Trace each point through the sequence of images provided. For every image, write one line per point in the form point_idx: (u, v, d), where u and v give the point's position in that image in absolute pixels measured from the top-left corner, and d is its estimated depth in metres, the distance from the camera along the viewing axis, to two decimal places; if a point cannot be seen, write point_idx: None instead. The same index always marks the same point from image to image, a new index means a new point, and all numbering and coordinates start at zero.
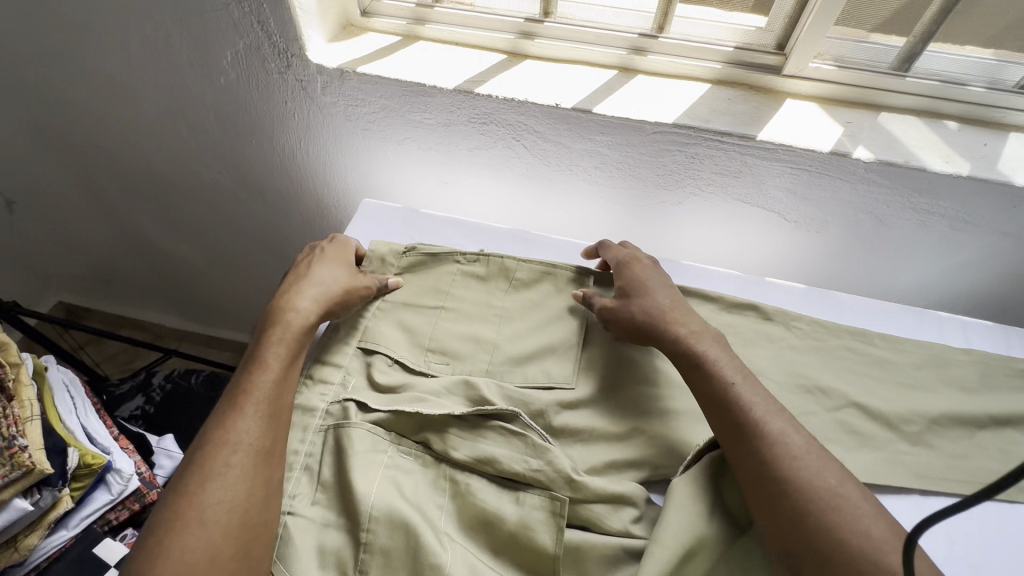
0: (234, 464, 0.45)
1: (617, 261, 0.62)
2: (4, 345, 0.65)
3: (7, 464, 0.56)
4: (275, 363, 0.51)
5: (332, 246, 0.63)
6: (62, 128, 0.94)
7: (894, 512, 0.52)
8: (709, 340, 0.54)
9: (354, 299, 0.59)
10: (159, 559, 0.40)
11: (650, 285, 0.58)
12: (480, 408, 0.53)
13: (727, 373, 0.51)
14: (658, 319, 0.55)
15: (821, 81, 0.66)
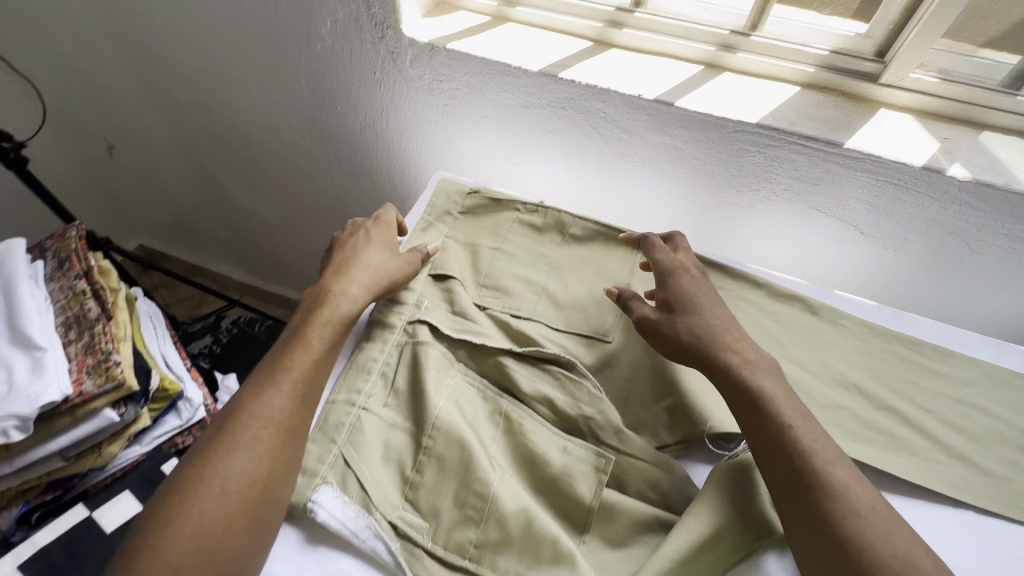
0: (262, 439, 0.45)
1: (666, 273, 0.57)
2: (106, 271, 0.72)
3: (102, 376, 0.61)
4: (318, 344, 0.51)
5: (378, 228, 0.62)
6: (165, 82, 1.01)
7: (948, 532, 0.50)
8: (764, 369, 0.49)
9: (400, 282, 0.59)
10: (178, 517, 0.41)
11: (697, 302, 0.54)
12: (540, 349, 0.56)
13: (785, 412, 0.46)
14: (706, 337, 0.51)
15: (921, 93, 0.64)
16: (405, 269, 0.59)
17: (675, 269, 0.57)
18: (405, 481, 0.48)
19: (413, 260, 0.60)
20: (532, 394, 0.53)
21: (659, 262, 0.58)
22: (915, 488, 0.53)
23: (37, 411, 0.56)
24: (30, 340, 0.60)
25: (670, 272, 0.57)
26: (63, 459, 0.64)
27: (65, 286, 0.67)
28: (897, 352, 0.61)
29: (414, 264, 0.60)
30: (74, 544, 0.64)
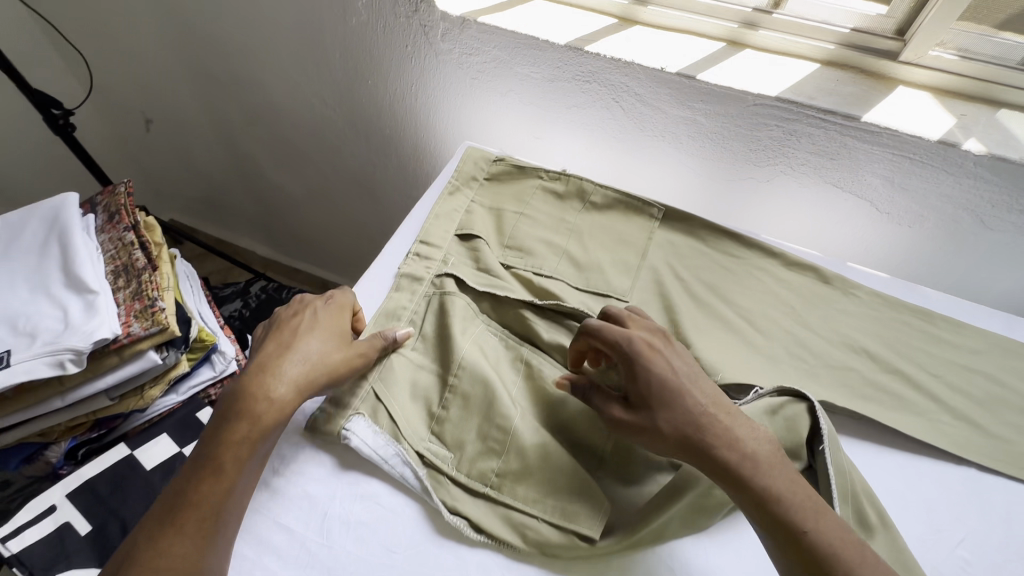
0: None
1: (629, 351, 0.46)
2: (151, 226, 0.76)
3: (148, 320, 0.65)
4: (231, 469, 0.42)
5: (326, 310, 0.54)
6: (203, 57, 1.05)
7: (949, 484, 0.52)
8: (769, 463, 0.41)
9: (345, 378, 0.50)
10: None
11: (673, 386, 0.44)
12: (559, 304, 0.59)
13: (802, 515, 0.39)
14: (697, 437, 0.42)
15: (940, 71, 0.65)
16: (354, 361, 0.51)
17: (637, 348, 0.46)
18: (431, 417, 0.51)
19: (365, 348, 0.52)
20: (551, 344, 0.57)
21: (616, 343, 0.47)
22: (918, 446, 0.54)
23: (91, 345, 0.60)
24: (83, 284, 0.64)
25: (632, 353, 0.46)
26: (109, 398, 0.68)
27: (115, 237, 0.72)
28: (907, 319, 0.62)
29: (367, 352, 0.52)
30: (117, 477, 0.69)
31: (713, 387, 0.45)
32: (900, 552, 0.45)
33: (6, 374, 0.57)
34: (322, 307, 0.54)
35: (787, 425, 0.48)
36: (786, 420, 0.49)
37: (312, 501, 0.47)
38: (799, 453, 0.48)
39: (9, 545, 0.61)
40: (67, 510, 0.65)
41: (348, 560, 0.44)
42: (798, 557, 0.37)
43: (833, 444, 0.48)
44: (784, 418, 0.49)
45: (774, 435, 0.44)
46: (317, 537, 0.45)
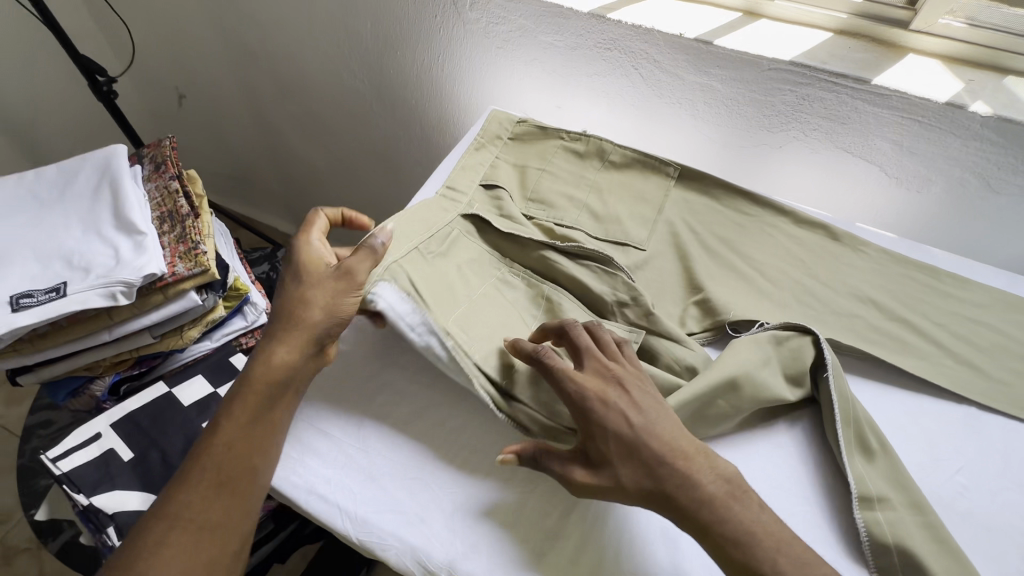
0: (169, 541, 0.40)
1: (583, 405, 0.43)
2: (192, 179, 0.80)
3: (191, 262, 0.69)
4: (234, 430, 0.45)
5: (294, 263, 0.51)
6: (237, 31, 1.09)
7: (950, 420, 0.55)
8: (728, 507, 0.39)
9: (343, 306, 0.49)
10: None
11: (629, 439, 0.42)
12: (581, 247, 0.61)
13: (762, 553, 0.38)
14: (655, 491, 0.40)
15: (949, 39, 0.68)
16: (347, 294, 0.50)
17: (588, 406, 0.43)
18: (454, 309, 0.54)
19: (353, 275, 0.50)
20: (572, 283, 0.60)
21: (565, 394, 0.44)
22: (921, 386, 0.57)
23: (140, 280, 0.64)
24: (132, 225, 0.69)
25: (584, 407, 0.43)
26: (152, 336, 0.73)
27: (160, 186, 0.76)
28: (913, 273, 0.65)
29: (356, 277, 0.50)
30: (158, 411, 0.73)
31: (672, 428, 0.43)
32: (895, 470, 0.48)
33: (64, 303, 0.62)
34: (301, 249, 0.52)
35: (790, 354, 0.52)
36: (790, 349, 0.52)
37: (349, 411, 0.51)
38: (804, 382, 0.52)
39: (59, 464, 0.66)
40: (110, 438, 0.70)
41: (383, 462, 0.48)
42: None
43: (837, 372, 0.51)
44: (788, 348, 0.52)
45: (734, 471, 0.42)
46: (355, 443, 0.49)
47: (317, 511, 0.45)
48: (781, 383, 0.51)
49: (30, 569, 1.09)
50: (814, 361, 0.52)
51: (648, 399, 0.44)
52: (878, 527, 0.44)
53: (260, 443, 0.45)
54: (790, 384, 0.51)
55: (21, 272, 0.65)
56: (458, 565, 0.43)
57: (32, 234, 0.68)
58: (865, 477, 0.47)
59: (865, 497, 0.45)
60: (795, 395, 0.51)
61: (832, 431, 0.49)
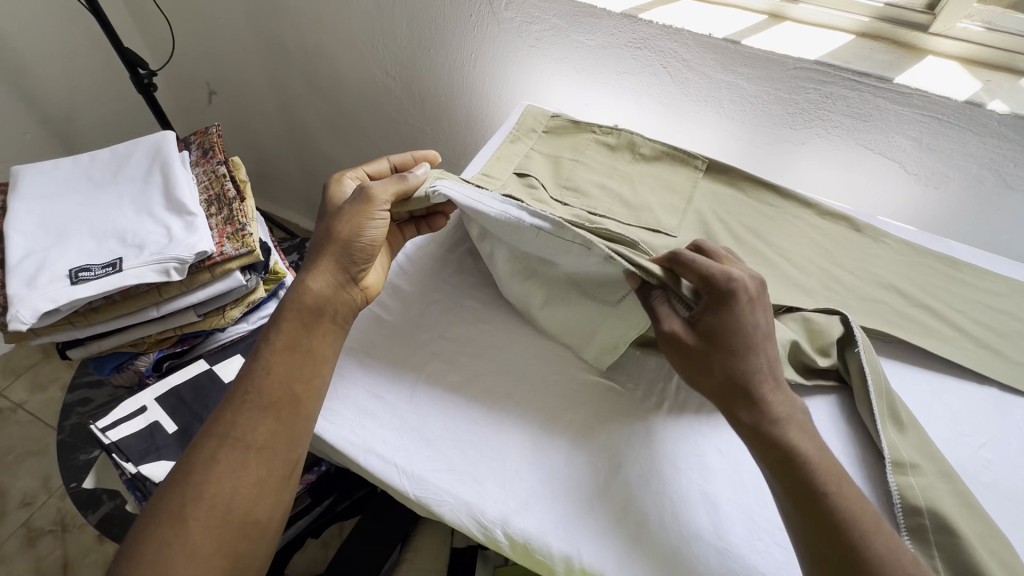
0: (222, 458, 0.45)
1: (721, 291, 0.48)
2: (236, 165, 0.84)
3: (238, 242, 0.72)
4: (275, 356, 0.50)
5: (328, 205, 0.60)
6: (270, 29, 1.13)
7: (973, 398, 0.57)
8: (799, 425, 0.44)
9: (365, 228, 0.56)
10: (141, 544, 0.42)
11: (747, 339, 0.46)
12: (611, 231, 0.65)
13: (817, 472, 0.42)
14: (752, 384, 0.45)
15: (967, 41, 0.71)
16: (372, 212, 0.56)
17: (735, 294, 0.47)
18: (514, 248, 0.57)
19: (376, 193, 0.56)
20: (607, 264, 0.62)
21: (713, 278, 0.48)
22: (944, 368, 0.60)
23: (192, 257, 0.67)
24: (183, 206, 0.71)
25: (733, 292, 0.47)
26: (196, 314, 0.76)
27: (209, 170, 0.80)
28: (935, 262, 0.68)
29: (378, 196, 0.56)
30: (200, 387, 0.76)
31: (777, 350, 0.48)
32: (923, 441, 0.50)
33: (120, 278, 0.65)
34: (342, 188, 0.62)
35: (816, 329, 0.57)
36: (817, 326, 0.57)
37: (401, 379, 0.55)
38: (834, 355, 0.55)
39: (108, 434, 0.68)
40: (156, 411, 0.72)
41: (435, 427, 0.51)
42: (804, 496, 0.41)
43: (866, 348, 0.54)
44: (814, 325, 0.57)
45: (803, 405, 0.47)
46: (408, 410, 0.53)
47: (375, 468, 0.49)
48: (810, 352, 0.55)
49: (54, 551, 1.10)
50: (843, 337, 0.55)
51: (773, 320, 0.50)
52: (910, 490, 0.46)
53: (299, 371, 0.50)
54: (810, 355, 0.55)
55: (78, 248, 0.67)
56: (510, 521, 0.46)
57: (87, 213, 0.71)
58: (891, 444, 0.49)
59: (899, 463, 0.48)
60: (823, 362, 0.55)
61: (865, 403, 0.52)
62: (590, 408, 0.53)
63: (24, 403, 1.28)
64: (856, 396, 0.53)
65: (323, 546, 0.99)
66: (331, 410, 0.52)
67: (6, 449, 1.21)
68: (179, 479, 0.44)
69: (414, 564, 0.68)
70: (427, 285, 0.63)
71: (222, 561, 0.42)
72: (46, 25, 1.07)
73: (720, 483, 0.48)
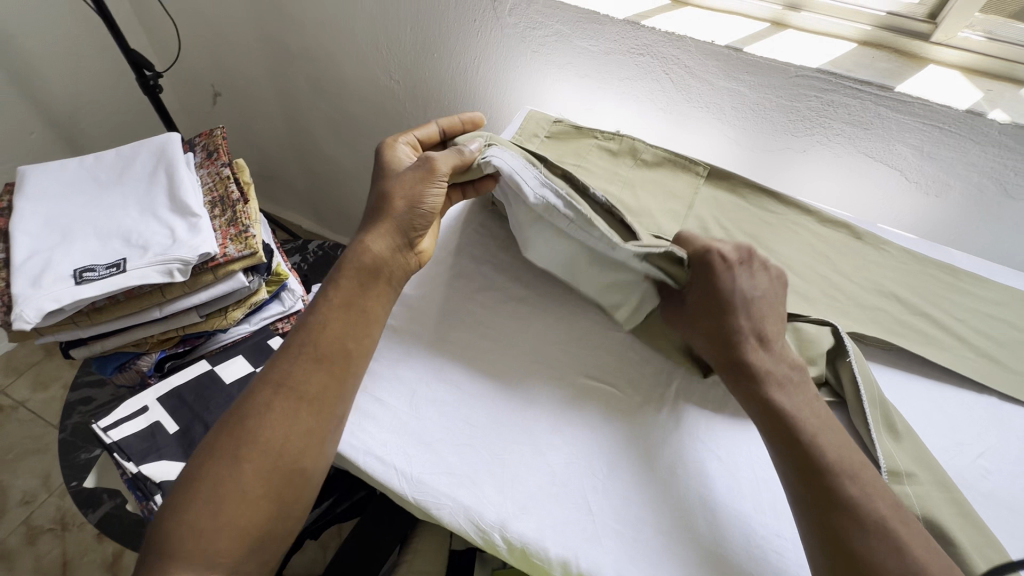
0: (277, 404, 0.47)
1: (701, 256, 0.54)
2: (240, 168, 0.84)
3: (241, 244, 0.73)
4: (330, 312, 0.52)
5: (387, 167, 0.61)
6: (275, 31, 1.13)
7: (972, 406, 0.58)
8: (783, 380, 0.49)
9: (425, 195, 0.57)
10: (200, 477, 0.45)
11: (727, 299, 0.52)
12: None
13: (800, 419, 0.46)
14: (733, 342, 0.51)
15: (968, 51, 0.72)
16: (433, 180, 0.57)
17: (711, 259, 0.53)
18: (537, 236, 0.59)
19: (439, 164, 0.57)
20: None
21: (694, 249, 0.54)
22: (944, 377, 0.60)
23: (196, 258, 0.68)
24: (187, 208, 0.72)
25: (706, 262, 0.53)
26: (198, 315, 0.76)
27: (212, 172, 0.81)
28: (935, 270, 0.68)
29: (440, 166, 0.57)
30: (201, 388, 0.76)
31: (773, 316, 0.53)
32: (918, 451, 0.50)
33: (124, 278, 0.65)
34: (398, 152, 0.63)
35: (806, 339, 0.57)
36: (808, 336, 0.57)
37: (400, 384, 0.55)
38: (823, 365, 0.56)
39: (110, 434, 0.68)
40: (157, 411, 0.72)
41: (434, 430, 0.52)
42: (784, 442, 0.45)
43: (858, 360, 0.54)
44: (804, 334, 0.57)
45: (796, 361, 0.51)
46: (408, 411, 0.53)
47: (374, 470, 0.49)
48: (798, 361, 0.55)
49: (54, 550, 1.10)
50: (834, 347, 0.56)
51: (764, 279, 0.54)
52: (906, 499, 0.46)
53: (351, 329, 0.52)
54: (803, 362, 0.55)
55: (83, 248, 0.68)
56: (509, 526, 0.46)
57: (93, 213, 0.71)
58: (885, 452, 0.49)
59: (896, 472, 0.48)
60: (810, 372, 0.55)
61: (860, 414, 0.52)
62: (589, 413, 0.54)
63: (25, 401, 1.28)
64: (850, 405, 0.53)
65: (321, 548, 0.99)
66: None
67: (7, 447, 1.21)
68: (238, 420, 0.47)
69: (414, 566, 0.67)
70: (428, 288, 0.63)
71: (272, 503, 0.45)
72: (53, 26, 1.08)
73: (718, 489, 0.49)
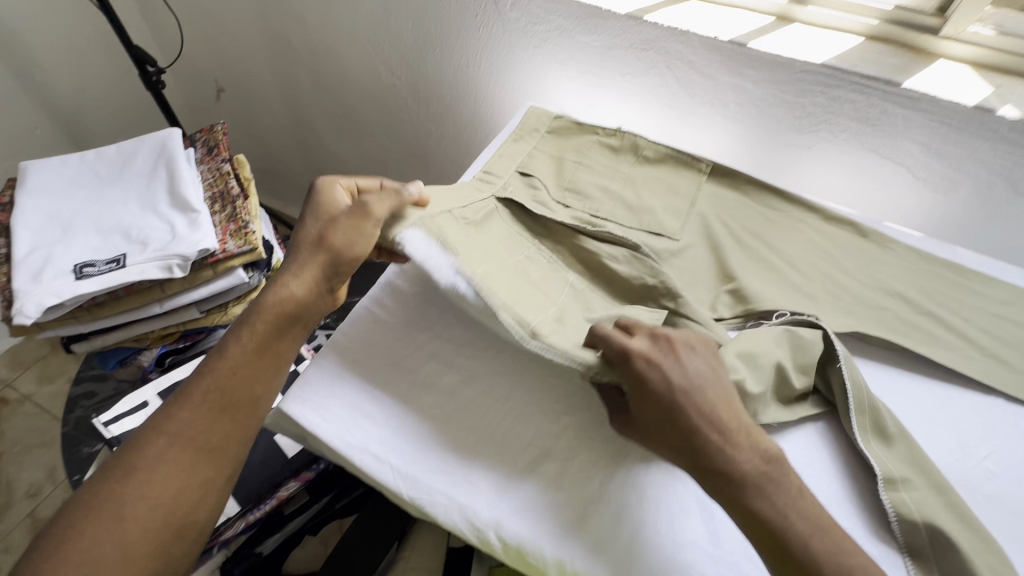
0: (169, 457, 0.45)
1: (622, 359, 0.46)
2: (240, 163, 0.84)
3: (240, 240, 0.73)
4: (238, 356, 0.50)
5: (316, 206, 0.57)
6: (277, 28, 1.13)
7: (978, 408, 0.57)
8: (766, 482, 0.42)
9: (355, 240, 0.53)
10: (69, 540, 0.42)
11: (666, 406, 0.44)
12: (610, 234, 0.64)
13: (790, 522, 0.40)
14: (694, 456, 0.43)
15: (978, 46, 0.70)
16: (367, 224, 0.54)
17: (634, 366, 0.45)
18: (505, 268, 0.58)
19: (374, 208, 0.54)
20: (602, 272, 0.63)
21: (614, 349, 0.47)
22: (949, 377, 0.59)
23: (195, 254, 0.68)
24: (186, 203, 0.72)
25: (629, 361, 0.46)
26: (198, 311, 0.76)
27: (213, 168, 0.81)
28: (943, 269, 0.67)
29: (375, 211, 0.54)
30: None
31: (719, 399, 0.45)
32: (916, 456, 0.50)
33: (124, 274, 0.66)
34: (333, 190, 0.58)
35: (800, 343, 0.54)
36: (802, 342, 0.54)
37: (398, 380, 0.55)
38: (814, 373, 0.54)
39: (111, 428, 0.70)
40: (157, 406, 0.73)
41: (430, 426, 0.51)
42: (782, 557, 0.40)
43: (849, 366, 0.53)
44: (800, 341, 0.55)
45: (767, 445, 0.43)
46: (404, 407, 0.53)
47: (370, 469, 0.49)
48: (790, 370, 0.53)
49: None
50: (825, 353, 0.55)
51: (695, 360, 0.46)
52: (906, 508, 0.46)
53: (261, 375, 0.50)
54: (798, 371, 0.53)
55: (83, 244, 0.68)
56: (504, 524, 0.46)
57: (93, 209, 0.72)
58: (878, 457, 0.49)
59: (890, 478, 0.48)
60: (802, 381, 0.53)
61: (849, 419, 0.51)
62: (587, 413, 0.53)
63: (32, 395, 1.29)
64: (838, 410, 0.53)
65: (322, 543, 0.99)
66: (326, 407, 0.52)
67: (12, 441, 1.22)
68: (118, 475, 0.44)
69: (411, 562, 0.67)
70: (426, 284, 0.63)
71: (154, 560, 0.43)
72: (56, 22, 1.08)
73: None
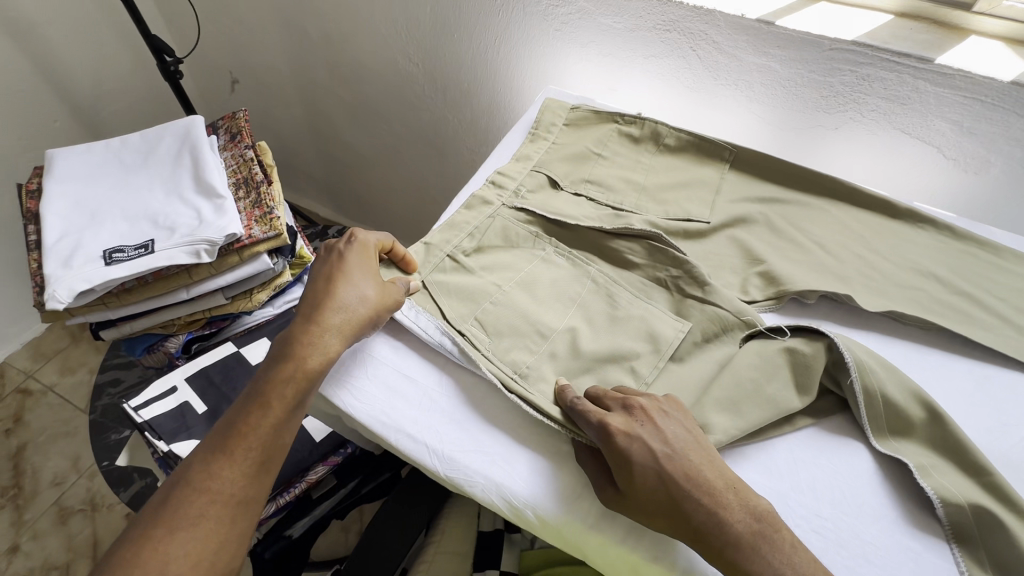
0: (209, 515, 0.43)
1: (606, 434, 0.44)
2: (263, 150, 0.84)
3: (266, 225, 0.73)
4: (277, 409, 0.47)
5: (352, 254, 0.55)
6: (293, 16, 1.13)
7: (1018, 388, 0.56)
8: (761, 539, 0.40)
9: (380, 318, 0.53)
10: None
11: (652, 477, 0.42)
12: (626, 228, 0.63)
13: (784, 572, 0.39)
14: (681, 521, 0.41)
15: (1012, 20, 0.69)
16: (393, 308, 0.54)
17: (613, 440, 0.44)
18: (512, 286, 0.59)
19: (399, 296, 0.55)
20: (626, 261, 0.63)
21: (596, 422, 0.45)
22: (986, 358, 0.58)
23: (222, 239, 0.68)
24: (212, 189, 0.72)
25: (607, 436, 0.44)
26: (224, 297, 0.76)
27: (237, 155, 0.81)
28: (980, 249, 0.65)
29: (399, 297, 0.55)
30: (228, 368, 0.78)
31: (703, 460, 0.43)
32: (948, 440, 0.49)
33: (153, 259, 0.66)
34: (363, 248, 0.56)
35: (801, 362, 0.52)
36: (802, 359, 0.52)
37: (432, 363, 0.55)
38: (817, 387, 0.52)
39: (141, 412, 0.70)
40: (185, 391, 0.74)
41: (464, 408, 0.52)
42: None
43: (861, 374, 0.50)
44: (798, 358, 0.52)
45: (755, 502, 0.42)
46: (438, 391, 0.53)
47: (405, 447, 0.49)
48: (787, 390, 0.51)
49: (84, 530, 1.13)
50: (833, 361, 0.52)
51: (676, 427, 0.45)
52: (949, 493, 0.46)
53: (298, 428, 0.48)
54: (795, 390, 0.51)
55: (112, 230, 0.68)
56: (541, 503, 0.46)
57: (120, 196, 0.72)
58: (905, 451, 0.49)
59: (922, 466, 0.48)
60: (801, 400, 0.51)
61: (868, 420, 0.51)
62: None
63: (55, 386, 1.31)
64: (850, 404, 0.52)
65: (343, 529, 1.00)
66: (361, 392, 0.52)
67: (37, 430, 1.24)
68: (153, 533, 0.42)
69: (443, 545, 0.67)
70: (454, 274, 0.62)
71: None
72: (74, 12, 1.08)
73: (756, 471, 0.49)
